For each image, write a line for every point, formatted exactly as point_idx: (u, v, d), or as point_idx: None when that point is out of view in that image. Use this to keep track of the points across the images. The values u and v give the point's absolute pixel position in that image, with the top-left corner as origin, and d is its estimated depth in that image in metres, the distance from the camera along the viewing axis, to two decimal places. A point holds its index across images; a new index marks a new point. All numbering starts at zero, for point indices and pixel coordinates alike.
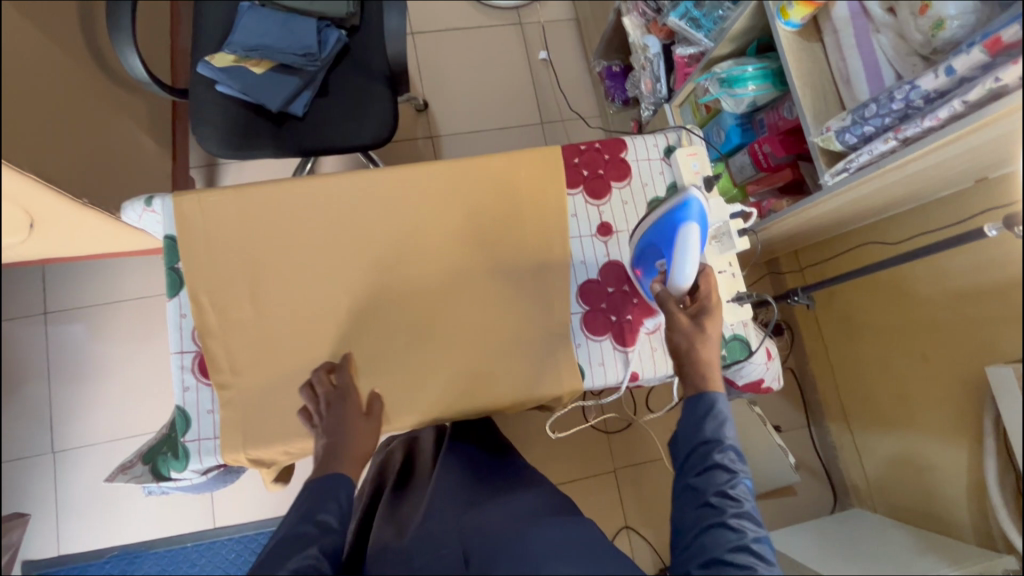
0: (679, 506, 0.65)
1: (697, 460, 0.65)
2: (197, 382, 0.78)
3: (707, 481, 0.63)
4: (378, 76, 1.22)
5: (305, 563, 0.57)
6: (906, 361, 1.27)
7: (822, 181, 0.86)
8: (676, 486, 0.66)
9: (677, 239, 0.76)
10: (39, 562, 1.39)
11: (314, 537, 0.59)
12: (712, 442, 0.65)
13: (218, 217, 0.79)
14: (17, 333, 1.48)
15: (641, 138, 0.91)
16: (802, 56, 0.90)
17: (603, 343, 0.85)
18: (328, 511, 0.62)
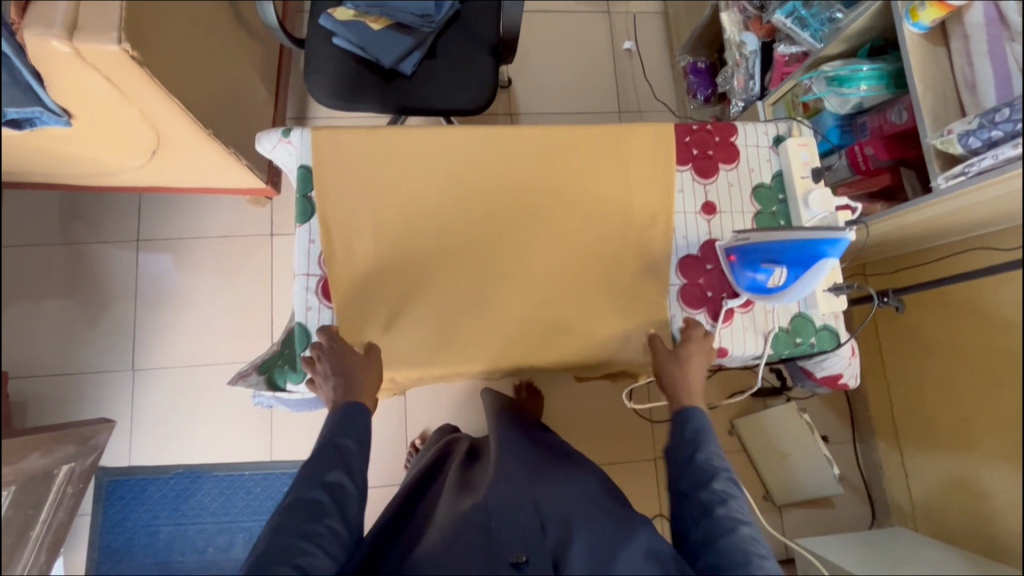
0: (682, 509, 0.83)
1: (687, 468, 0.85)
2: (319, 304, 0.84)
3: (696, 483, 0.82)
4: (484, 44, 1.26)
5: (333, 481, 0.75)
6: (964, 383, 1.25)
7: (934, 184, 0.86)
8: (676, 494, 0.85)
9: (812, 267, 0.77)
10: (111, 469, 1.49)
11: (335, 461, 0.77)
12: (693, 450, 0.85)
13: (352, 154, 0.85)
14: (110, 255, 1.58)
15: (751, 125, 0.93)
16: (925, 59, 0.90)
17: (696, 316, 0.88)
18: (347, 435, 0.79)
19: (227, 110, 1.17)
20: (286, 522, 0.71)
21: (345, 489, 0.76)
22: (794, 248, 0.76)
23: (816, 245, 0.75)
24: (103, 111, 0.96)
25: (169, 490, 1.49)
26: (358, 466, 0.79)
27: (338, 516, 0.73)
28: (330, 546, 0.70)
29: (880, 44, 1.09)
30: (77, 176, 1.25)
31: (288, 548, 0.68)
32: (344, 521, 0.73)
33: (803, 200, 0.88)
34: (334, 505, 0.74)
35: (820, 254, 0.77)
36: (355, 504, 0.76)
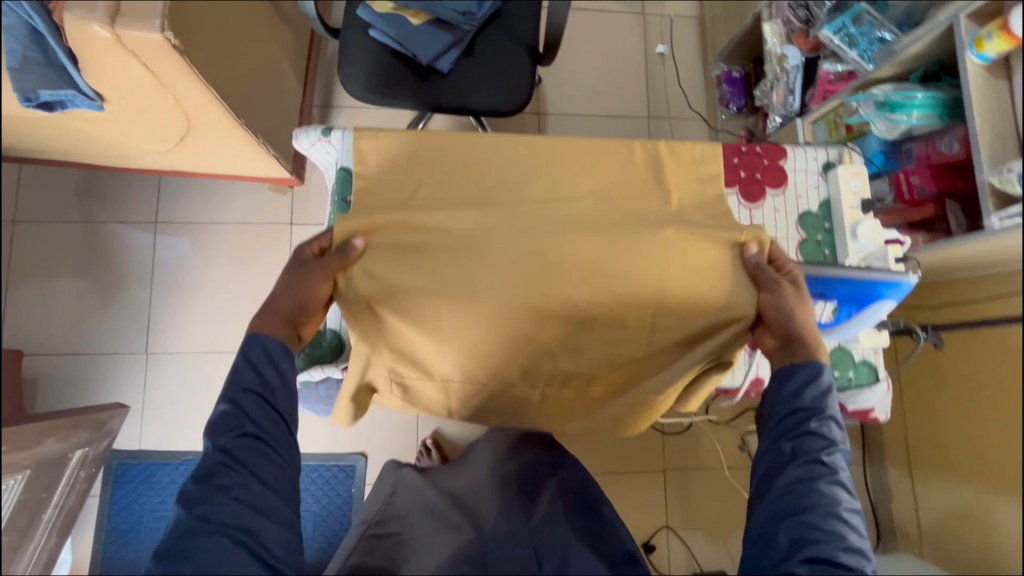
0: (772, 472, 0.72)
1: (791, 427, 0.72)
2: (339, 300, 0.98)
3: (800, 450, 0.71)
4: (523, 45, 1.23)
5: (240, 437, 0.68)
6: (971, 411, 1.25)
7: (985, 223, 0.85)
8: (770, 451, 0.73)
9: (867, 306, 0.75)
10: (122, 452, 1.48)
11: (240, 418, 0.69)
12: (804, 414, 0.72)
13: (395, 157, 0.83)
14: (128, 236, 1.56)
15: (802, 149, 0.91)
16: (984, 93, 0.88)
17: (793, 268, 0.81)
18: (245, 379, 0.71)
19: (260, 100, 1.14)
20: (192, 498, 0.66)
21: (252, 444, 0.68)
22: (848, 286, 0.75)
23: (873, 287, 0.73)
24: (136, 97, 0.93)
25: (179, 476, 1.49)
26: (267, 411, 0.71)
27: (254, 481, 0.67)
28: (246, 512, 0.65)
29: (934, 71, 1.06)
30: (101, 156, 1.23)
31: (186, 532, 0.64)
32: (265, 480, 0.68)
33: (851, 231, 0.86)
34: (244, 471, 0.67)
35: (878, 294, 0.74)
36: (283, 455, 0.70)
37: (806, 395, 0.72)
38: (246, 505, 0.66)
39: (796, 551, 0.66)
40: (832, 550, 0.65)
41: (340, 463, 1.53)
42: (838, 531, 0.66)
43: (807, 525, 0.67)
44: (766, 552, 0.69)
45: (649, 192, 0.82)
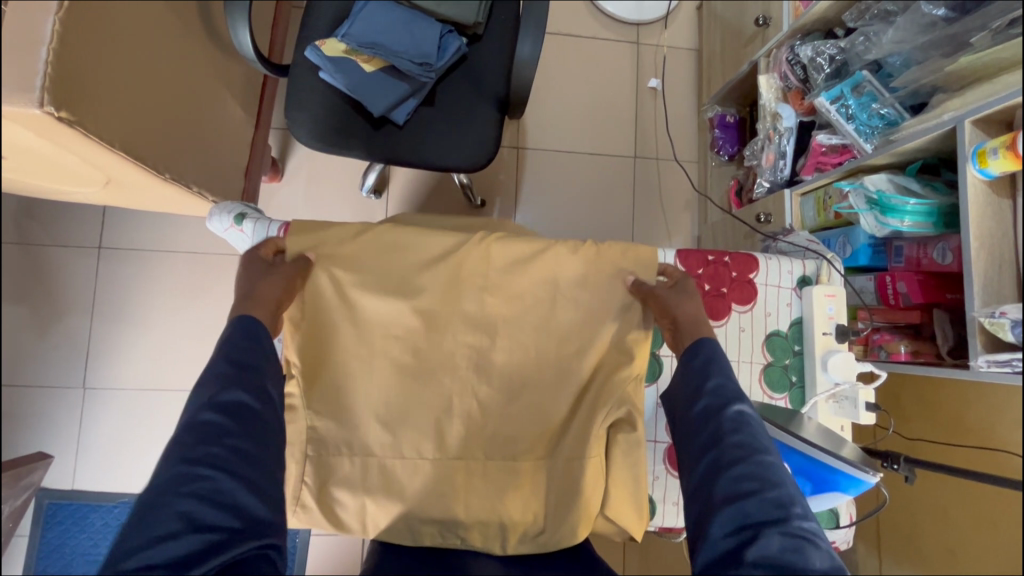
0: (689, 440, 0.66)
1: (696, 396, 0.68)
2: None
3: (704, 414, 0.66)
4: (490, 96, 1.12)
5: (235, 397, 0.63)
6: (964, 515, 1.17)
7: (972, 362, 0.77)
8: (684, 424, 0.68)
9: (822, 493, 0.67)
10: (54, 491, 1.41)
11: (232, 374, 0.64)
12: (705, 375, 0.68)
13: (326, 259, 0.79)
14: (69, 261, 1.46)
15: (775, 261, 0.82)
16: (986, 211, 0.79)
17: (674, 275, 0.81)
18: (240, 345, 0.66)
19: (195, 148, 1.04)
20: (173, 449, 0.58)
21: (246, 406, 0.63)
22: (804, 462, 0.67)
23: (833, 473, 0.65)
24: (36, 155, 0.83)
25: (113, 519, 1.43)
26: (262, 379, 0.66)
27: (243, 434, 0.61)
28: (236, 464, 0.59)
29: (932, 163, 0.97)
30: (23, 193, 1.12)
31: (178, 478, 0.56)
32: (250, 433, 0.61)
33: (822, 361, 0.77)
34: (236, 423, 0.61)
35: (837, 483, 0.66)
36: (270, 415, 0.65)
37: (698, 362, 0.70)
38: (238, 455, 0.60)
39: (717, 510, 0.58)
40: (758, 503, 0.57)
41: None
42: (760, 479, 0.58)
43: (731, 479, 0.59)
44: (695, 523, 0.60)
45: (604, 287, 0.81)
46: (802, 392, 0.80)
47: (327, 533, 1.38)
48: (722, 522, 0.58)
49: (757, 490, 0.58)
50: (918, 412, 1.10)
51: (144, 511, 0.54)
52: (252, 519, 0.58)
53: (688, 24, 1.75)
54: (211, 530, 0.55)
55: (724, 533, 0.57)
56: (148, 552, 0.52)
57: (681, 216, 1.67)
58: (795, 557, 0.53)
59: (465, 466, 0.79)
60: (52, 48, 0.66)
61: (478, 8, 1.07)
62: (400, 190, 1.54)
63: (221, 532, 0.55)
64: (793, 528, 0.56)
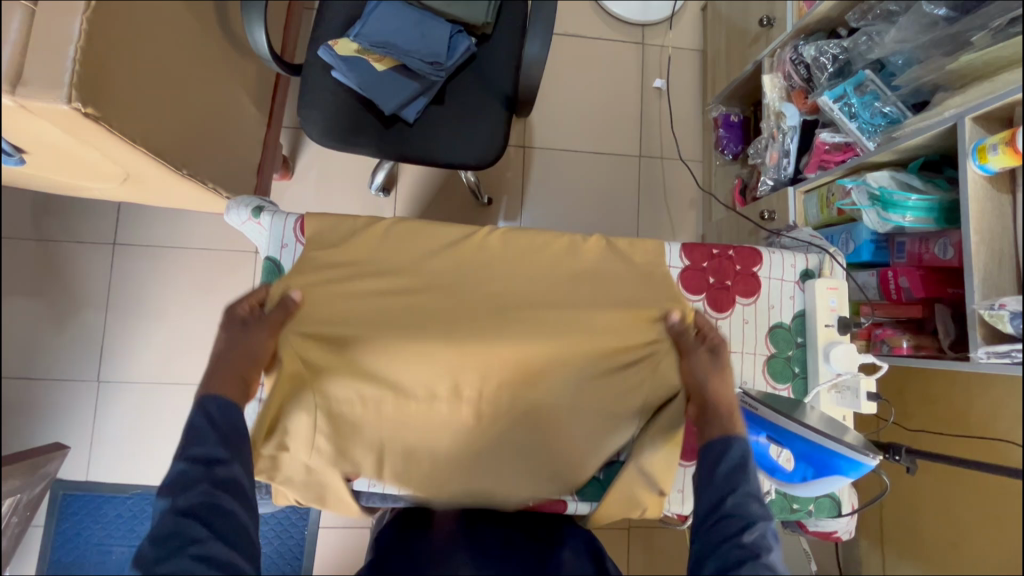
0: (708, 558, 0.61)
1: (712, 508, 0.63)
2: (294, 241, 0.83)
3: (719, 531, 0.62)
4: (498, 94, 1.14)
5: (200, 497, 0.62)
6: (968, 509, 1.17)
7: (972, 354, 0.78)
8: (703, 539, 0.63)
9: (824, 477, 0.68)
10: (68, 483, 1.44)
11: (198, 475, 0.63)
12: (725, 488, 0.64)
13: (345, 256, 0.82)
14: (84, 257, 1.49)
15: (778, 255, 0.83)
16: (985, 206, 0.80)
17: (677, 268, 0.84)
18: (201, 443, 0.65)
19: (211, 145, 1.06)
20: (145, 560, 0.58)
21: (214, 503, 0.62)
22: (804, 447, 0.68)
23: (832, 456, 0.66)
24: (60, 151, 0.86)
25: (125, 510, 1.45)
26: (230, 466, 0.65)
27: (213, 534, 0.60)
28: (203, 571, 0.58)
29: (934, 160, 0.98)
30: (43, 189, 1.15)
31: None
32: (222, 534, 0.61)
33: (824, 353, 0.78)
34: (203, 523, 0.61)
35: (838, 467, 0.67)
36: (237, 513, 0.63)
37: (721, 472, 0.65)
38: (207, 562, 0.59)
39: None
40: None
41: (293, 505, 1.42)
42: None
43: None
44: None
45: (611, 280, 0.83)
46: (805, 382, 0.81)
47: (336, 525, 1.40)
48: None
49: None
50: (920, 406, 1.12)
51: None
52: None
53: (694, 25, 1.77)
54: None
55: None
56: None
57: (685, 214, 1.68)
58: None
59: (474, 453, 0.80)
60: (80, 47, 0.69)
61: (487, 9, 1.10)
62: (409, 188, 1.56)
63: None
64: None
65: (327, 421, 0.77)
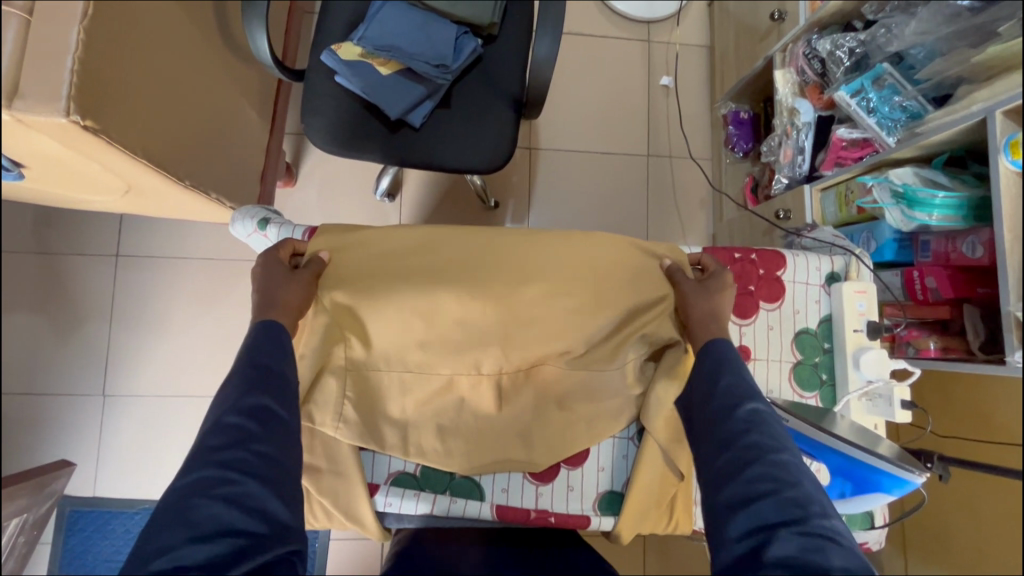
0: (707, 441, 0.62)
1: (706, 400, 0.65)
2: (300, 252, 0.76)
3: (716, 416, 0.63)
4: (506, 96, 1.11)
5: (257, 401, 0.60)
6: (994, 514, 1.13)
7: (1009, 358, 0.75)
8: (700, 428, 0.64)
9: (864, 493, 0.66)
10: (76, 498, 1.42)
11: (256, 381, 0.61)
12: (713, 379, 0.65)
13: (344, 243, 0.73)
14: (88, 269, 1.47)
15: (802, 257, 0.80)
16: (1019, 204, 0.77)
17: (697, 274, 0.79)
18: (266, 351, 0.64)
19: (213, 153, 1.04)
20: (203, 452, 0.56)
21: (271, 412, 0.60)
22: (845, 463, 0.66)
23: (876, 474, 0.64)
24: (59, 163, 0.83)
25: (134, 526, 1.43)
26: (286, 384, 0.63)
27: (269, 439, 0.59)
28: (259, 469, 0.56)
29: (959, 155, 0.95)
30: (44, 202, 1.13)
31: (207, 482, 0.54)
32: (275, 441, 0.59)
33: (854, 359, 0.75)
34: (261, 427, 0.59)
35: (879, 484, 0.65)
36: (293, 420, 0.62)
37: (711, 367, 0.66)
38: (265, 459, 0.57)
39: (731, 513, 0.55)
40: (778, 497, 0.54)
41: None
42: (776, 477, 0.55)
43: (749, 478, 0.56)
44: (709, 526, 0.57)
45: None
46: (833, 390, 0.78)
47: (346, 536, 1.38)
48: (737, 524, 0.54)
49: (773, 490, 0.54)
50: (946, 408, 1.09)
51: (175, 512, 0.52)
52: (276, 524, 0.55)
53: (700, 21, 1.74)
54: (237, 534, 0.52)
55: (739, 532, 0.53)
56: (175, 553, 0.50)
57: (695, 213, 1.65)
58: (815, 556, 0.49)
59: None
60: (78, 57, 0.66)
61: (493, 9, 1.07)
62: (413, 192, 1.54)
63: (243, 536, 0.52)
64: (812, 526, 0.52)
65: (326, 442, 0.70)
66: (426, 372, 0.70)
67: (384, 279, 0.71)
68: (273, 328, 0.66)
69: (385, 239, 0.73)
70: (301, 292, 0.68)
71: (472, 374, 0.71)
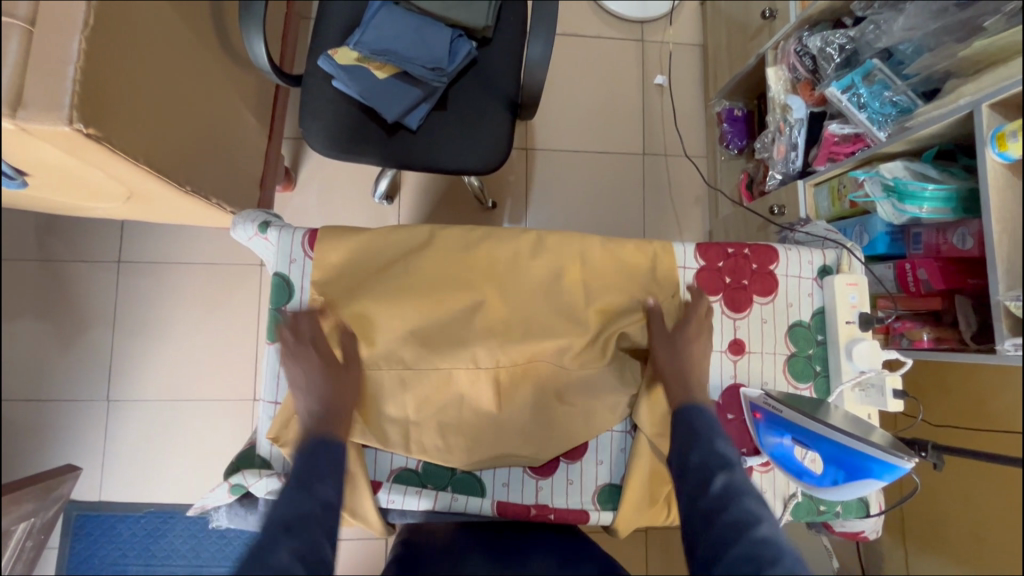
0: (688, 521, 0.59)
1: (681, 475, 0.62)
2: (303, 256, 0.74)
3: (692, 492, 0.60)
4: (501, 97, 1.13)
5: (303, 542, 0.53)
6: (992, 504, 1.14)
7: (999, 346, 0.76)
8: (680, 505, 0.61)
9: (854, 481, 0.64)
10: (81, 503, 1.43)
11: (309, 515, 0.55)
12: (684, 448, 0.63)
13: (343, 244, 0.74)
14: (90, 276, 1.49)
15: (795, 252, 0.81)
16: (1006, 195, 0.79)
17: (692, 269, 0.79)
18: (325, 482, 0.59)
19: (212, 159, 1.05)
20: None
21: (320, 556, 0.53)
22: (832, 444, 0.65)
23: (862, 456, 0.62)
24: (62, 171, 0.85)
25: (139, 530, 1.44)
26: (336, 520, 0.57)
27: None
28: None
29: (949, 149, 0.97)
30: (47, 210, 1.15)
31: None
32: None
33: (846, 351, 0.76)
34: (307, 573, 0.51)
35: (867, 467, 0.63)
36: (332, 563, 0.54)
37: (682, 438, 0.64)
38: None
39: None
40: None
41: None
42: (754, 556, 0.52)
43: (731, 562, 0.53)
44: None
45: None
46: (827, 381, 0.80)
47: (349, 536, 1.39)
48: None
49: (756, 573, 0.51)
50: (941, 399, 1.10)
51: None
52: None
53: (693, 20, 1.76)
54: None
55: None
56: None
57: (691, 209, 1.67)
58: None
59: None
60: (80, 67, 0.68)
61: (487, 12, 1.09)
62: (411, 194, 1.55)
63: None
64: None
65: None
66: (426, 369, 0.72)
67: (383, 279, 0.72)
68: (329, 433, 0.63)
69: (384, 240, 0.75)
70: (355, 392, 0.68)
71: (470, 371, 0.72)
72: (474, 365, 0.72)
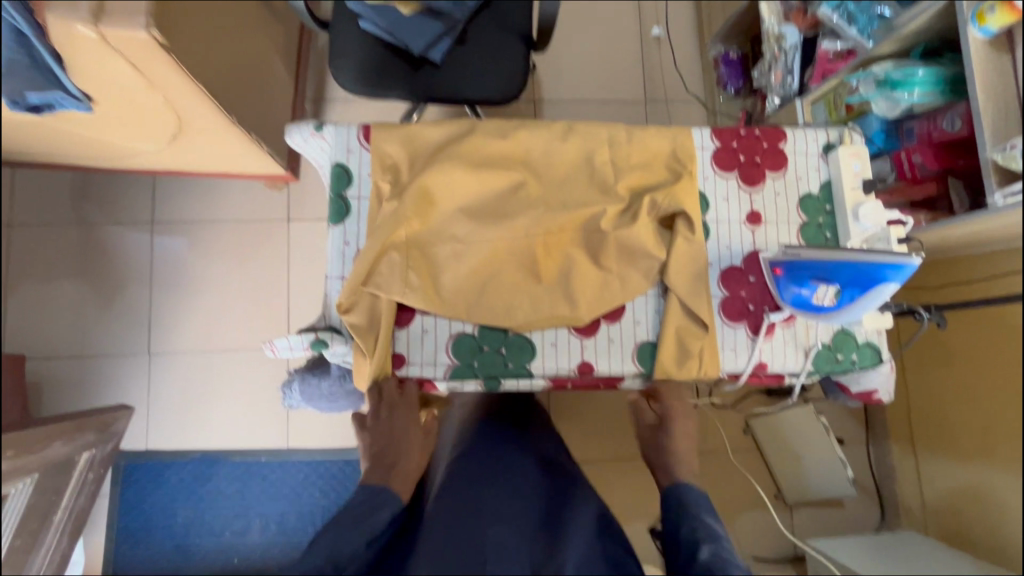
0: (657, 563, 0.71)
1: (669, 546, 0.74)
2: (359, 147, 0.83)
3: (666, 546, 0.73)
4: (516, 32, 1.21)
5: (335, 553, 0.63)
6: None
7: (990, 200, 0.84)
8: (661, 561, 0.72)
9: (872, 292, 0.74)
10: (129, 453, 1.48)
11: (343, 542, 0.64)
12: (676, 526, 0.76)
13: (392, 137, 0.82)
14: (125, 237, 1.55)
15: (801, 131, 0.89)
16: (987, 67, 0.87)
17: (709, 149, 0.87)
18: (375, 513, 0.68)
19: (250, 97, 1.12)
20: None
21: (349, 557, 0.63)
22: (847, 265, 0.74)
23: (877, 269, 0.72)
24: (125, 98, 0.92)
25: (187, 474, 1.50)
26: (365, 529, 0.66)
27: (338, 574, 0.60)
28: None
29: (935, 46, 1.06)
30: (93, 159, 1.22)
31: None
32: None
33: (853, 212, 0.84)
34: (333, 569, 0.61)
35: (881, 277, 0.73)
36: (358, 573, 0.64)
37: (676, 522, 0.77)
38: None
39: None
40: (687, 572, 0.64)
41: (346, 457, 1.53)
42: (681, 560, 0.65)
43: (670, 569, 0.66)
44: None
45: None
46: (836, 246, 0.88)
47: None
48: None
49: None
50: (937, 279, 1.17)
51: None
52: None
53: None
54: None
55: None
56: None
57: None
58: None
59: None
60: None
61: None
62: None
63: None
64: None
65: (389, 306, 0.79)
66: (474, 241, 0.79)
67: (431, 162, 0.80)
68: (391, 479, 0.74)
69: (429, 132, 0.83)
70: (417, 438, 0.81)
71: (514, 242, 0.79)
72: (520, 237, 0.79)
